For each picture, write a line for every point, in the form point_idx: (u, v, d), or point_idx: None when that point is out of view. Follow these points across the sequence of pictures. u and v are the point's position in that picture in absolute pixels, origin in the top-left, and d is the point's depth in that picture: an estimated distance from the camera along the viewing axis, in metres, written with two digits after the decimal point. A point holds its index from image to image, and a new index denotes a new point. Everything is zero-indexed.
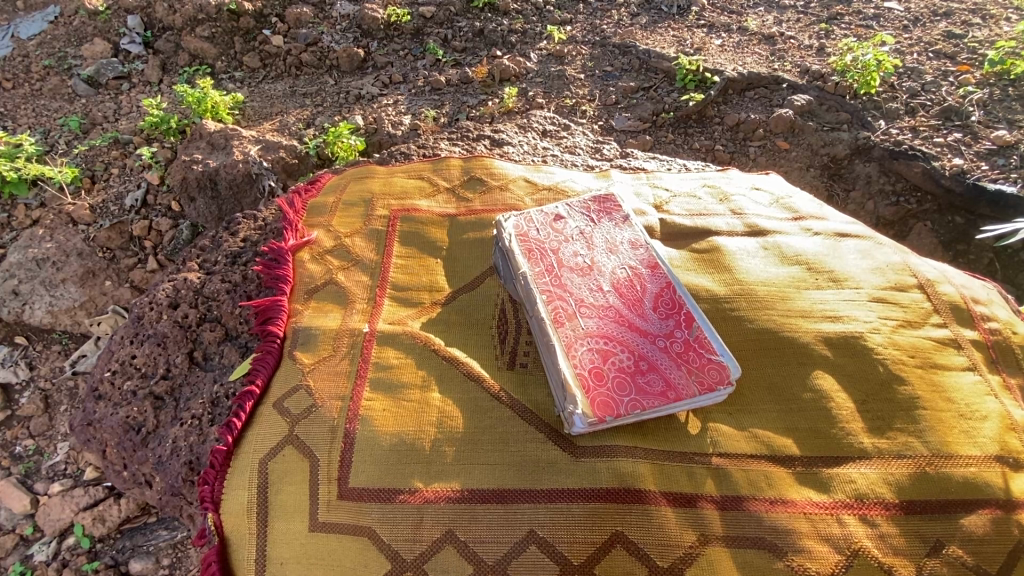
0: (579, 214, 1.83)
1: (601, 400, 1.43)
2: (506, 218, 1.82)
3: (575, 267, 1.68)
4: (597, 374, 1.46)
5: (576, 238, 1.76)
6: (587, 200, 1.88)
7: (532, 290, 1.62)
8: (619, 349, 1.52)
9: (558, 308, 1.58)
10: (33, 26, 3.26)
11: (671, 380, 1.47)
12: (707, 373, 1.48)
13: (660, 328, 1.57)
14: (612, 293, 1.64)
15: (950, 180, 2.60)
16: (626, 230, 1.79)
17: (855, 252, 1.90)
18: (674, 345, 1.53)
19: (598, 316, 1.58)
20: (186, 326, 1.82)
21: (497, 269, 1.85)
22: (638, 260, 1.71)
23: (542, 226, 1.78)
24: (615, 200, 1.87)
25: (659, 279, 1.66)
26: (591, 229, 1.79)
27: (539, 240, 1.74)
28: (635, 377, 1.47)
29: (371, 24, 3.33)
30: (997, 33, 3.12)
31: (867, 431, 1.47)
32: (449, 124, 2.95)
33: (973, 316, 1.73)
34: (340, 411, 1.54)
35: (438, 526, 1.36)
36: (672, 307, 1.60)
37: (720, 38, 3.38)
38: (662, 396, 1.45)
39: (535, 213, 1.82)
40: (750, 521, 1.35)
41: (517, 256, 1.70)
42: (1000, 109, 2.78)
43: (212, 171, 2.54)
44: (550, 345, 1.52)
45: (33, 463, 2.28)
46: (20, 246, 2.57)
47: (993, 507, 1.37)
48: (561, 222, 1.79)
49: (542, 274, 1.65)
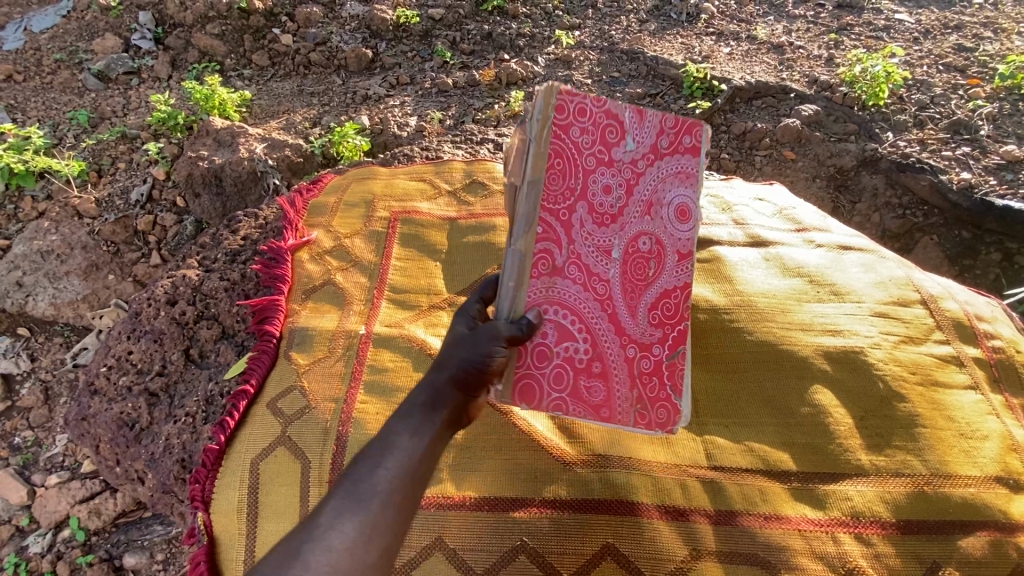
0: (636, 133, 1.33)
1: (524, 380, 1.22)
2: (548, 92, 1.24)
3: (597, 206, 1.30)
4: (537, 351, 1.24)
5: (619, 165, 1.32)
6: (666, 117, 1.35)
7: (529, 219, 1.24)
8: (579, 336, 1.26)
9: (542, 252, 1.25)
10: (47, 20, 3.32)
11: (612, 398, 1.28)
12: (654, 410, 1.29)
13: (641, 335, 1.31)
14: (618, 263, 1.31)
15: (957, 195, 2.58)
16: (682, 189, 1.35)
17: (858, 265, 1.88)
18: (643, 362, 1.31)
19: (582, 282, 1.28)
20: (183, 324, 1.82)
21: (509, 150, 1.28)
22: (671, 235, 1.35)
23: (588, 130, 1.29)
24: (700, 134, 1.35)
25: (679, 272, 1.35)
26: (642, 162, 1.34)
27: (575, 147, 1.28)
28: (580, 377, 1.26)
29: (380, 25, 3.33)
30: (1008, 47, 3.10)
31: (866, 448, 1.45)
32: (455, 127, 2.96)
33: (976, 334, 1.71)
34: (333, 413, 1.54)
35: (428, 532, 1.34)
36: (667, 316, 1.33)
37: (729, 47, 3.37)
38: (591, 412, 1.25)
39: (589, 103, 1.29)
40: (743, 537, 1.33)
41: (532, 160, 1.24)
42: (1010, 124, 2.75)
43: (217, 168, 2.55)
44: (515, 297, 1.22)
45: (31, 454, 2.28)
46: (25, 238, 2.57)
47: (993, 529, 1.34)
48: (613, 133, 1.31)
49: (551, 201, 1.26)
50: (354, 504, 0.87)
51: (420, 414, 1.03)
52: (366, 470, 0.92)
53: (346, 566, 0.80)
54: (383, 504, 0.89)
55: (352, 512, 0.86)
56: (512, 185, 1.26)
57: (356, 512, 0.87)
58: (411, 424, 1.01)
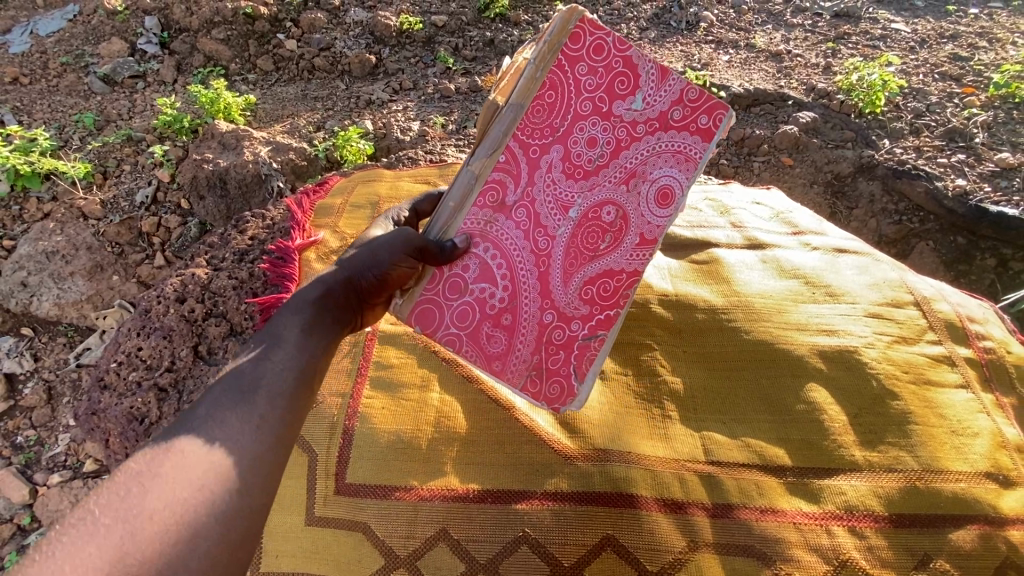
0: (650, 93, 1.34)
1: (427, 306, 1.38)
2: (566, 19, 1.34)
3: (573, 161, 1.38)
4: (453, 283, 1.38)
5: (615, 119, 1.36)
6: (692, 88, 1.32)
7: (494, 145, 1.39)
8: (501, 281, 1.38)
9: (495, 182, 1.40)
10: (53, 24, 3.38)
11: (510, 354, 1.37)
12: (547, 385, 1.35)
13: (562, 304, 1.37)
14: (571, 225, 1.38)
15: (952, 201, 2.63)
16: (675, 170, 1.33)
17: (853, 267, 1.93)
18: (557, 334, 1.36)
19: (525, 229, 1.39)
20: (192, 321, 1.86)
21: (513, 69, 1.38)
22: (642, 214, 1.35)
23: (596, 72, 1.36)
24: (721, 119, 1.31)
25: (633, 257, 1.36)
26: (643, 125, 1.35)
27: (575, 85, 1.36)
28: (486, 323, 1.37)
29: (384, 31, 3.39)
30: (1002, 57, 3.17)
31: (859, 444, 1.49)
32: (457, 132, 3.01)
33: (968, 335, 1.75)
34: (340, 408, 1.57)
35: (432, 523, 1.38)
36: (599, 296, 1.36)
37: (728, 55, 3.43)
38: (482, 357, 1.37)
39: (609, 45, 1.35)
40: (740, 529, 1.37)
41: (523, 85, 1.37)
42: (1004, 132, 2.81)
43: (222, 170, 2.60)
44: (454, 217, 1.41)
45: (34, 453, 2.31)
46: (31, 238, 2.61)
47: (982, 523, 1.37)
48: (623, 85, 1.35)
49: (526, 133, 1.39)
50: (241, 401, 1.04)
51: (317, 321, 1.21)
52: (252, 368, 1.09)
53: (225, 445, 0.97)
54: (268, 402, 1.06)
55: (235, 401, 1.03)
56: (497, 104, 1.39)
57: (239, 403, 1.03)
58: (302, 336, 1.18)
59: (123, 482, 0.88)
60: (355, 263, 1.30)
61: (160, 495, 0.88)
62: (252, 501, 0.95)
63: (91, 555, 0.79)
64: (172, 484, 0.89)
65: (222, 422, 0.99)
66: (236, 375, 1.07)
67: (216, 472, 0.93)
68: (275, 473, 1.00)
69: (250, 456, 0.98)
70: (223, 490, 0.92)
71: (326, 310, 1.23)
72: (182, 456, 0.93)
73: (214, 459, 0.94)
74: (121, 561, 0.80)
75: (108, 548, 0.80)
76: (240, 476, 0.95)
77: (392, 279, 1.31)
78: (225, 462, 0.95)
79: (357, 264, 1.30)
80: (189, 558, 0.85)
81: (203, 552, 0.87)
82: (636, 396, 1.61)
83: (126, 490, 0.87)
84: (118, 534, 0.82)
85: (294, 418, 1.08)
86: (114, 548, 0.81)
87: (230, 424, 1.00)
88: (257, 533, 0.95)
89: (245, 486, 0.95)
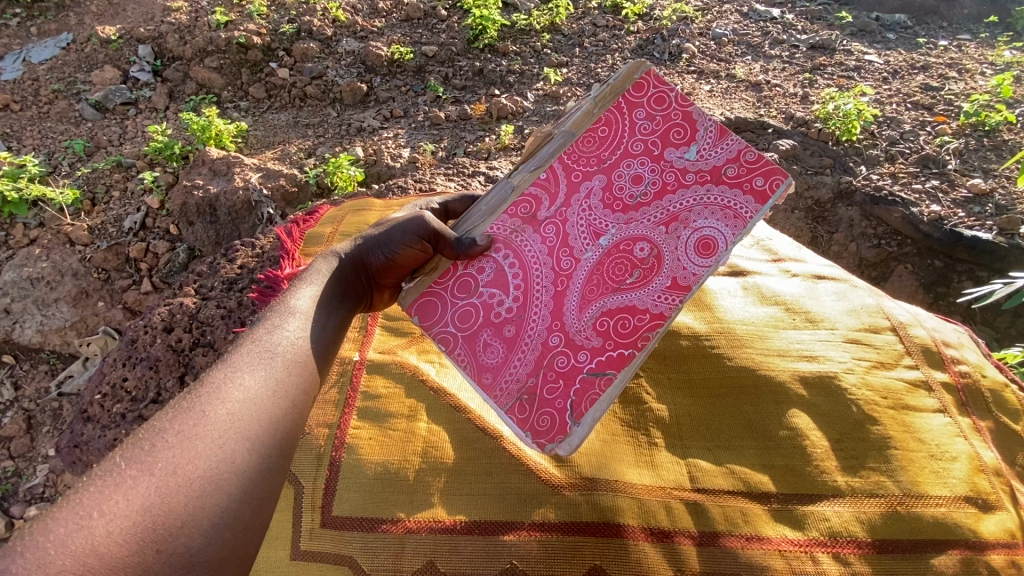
0: (706, 148, 1.41)
1: (431, 299, 1.43)
2: (633, 70, 1.49)
3: (615, 191, 1.44)
4: (463, 282, 1.43)
5: (665, 163, 1.43)
6: (751, 152, 1.38)
7: (540, 162, 1.49)
8: (515, 292, 1.40)
9: (530, 198, 1.48)
10: (45, 51, 3.44)
11: (504, 369, 1.34)
12: (537, 415, 1.28)
13: (572, 330, 1.34)
14: (598, 254, 1.40)
15: (928, 226, 2.72)
16: (720, 224, 1.35)
17: (832, 293, 1.98)
18: (562, 358, 1.32)
19: (549, 248, 1.42)
20: (178, 351, 1.87)
21: (575, 108, 1.52)
22: (677, 259, 1.35)
23: (654, 120, 1.46)
24: (777, 185, 1.34)
25: (658, 300, 1.33)
26: (693, 175, 1.40)
27: (631, 126, 1.47)
28: (487, 332, 1.38)
29: (375, 61, 3.46)
30: (971, 87, 3.32)
31: (841, 470, 1.51)
32: (446, 159, 3.08)
33: (943, 359, 1.79)
34: (327, 439, 1.58)
35: (419, 556, 1.37)
36: (612, 331, 1.32)
37: (709, 84, 3.56)
38: (475, 364, 1.35)
39: (671, 99, 1.47)
40: (727, 558, 1.37)
41: (579, 115, 1.49)
42: (975, 159, 2.92)
43: (212, 197, 2.63)
44: (482, 220, 1.47)
45: (11, 485, 2.25)
46: (15, 264, 2.60)
47: (962, 548, 1.40)
48: (680, 136, 1.44)
49: (573, 159, 1.49)
50: (259, 367, 1.14)
51: (330, 301, 1.39)
52: (270, 338, 1.21)
53: (245, 403, 1.06)
54: (284, 370, 1.16)
55: (261, 364, 1.14)
56: (550, 132, 1.52)
57: (264, 367, 1.14)
58: (314, 312, 1.34)
59: (148, 438, 0.95)
60: (370, 244, 1.49)
61: (183, 450, 0.94)
62: (268, 459, 1.02)
63: (119, 503, 0.85)
64: (195, 440, 0.96)
65: (242, 386, 1.08)
66: (256, 344, 1.19)
67: (238, 429, 1.01)
68: (289, 435, 1.08)
69: (266, 418, 1.06)
70: (241, 448, 1.00)
71: (339, 289, 1.43)
72: (203, 416, 1.00)
73: (234, 419, 1.02)
74: (148, 510, 0.86)
75: (135, 498, 0.87)
76: (257, 437, 1.03)
77: (401, 260, 1.45)
78: (246, 419, 1.04)
79: (369, 245, 1.48)
80: (211, 511, 0.91)
81: (224, 506, 0.93)
82: (622, 423, 1.63)
83: (151, 446, 0.94)
84: (145, 486, 0.88)
85: (307, 386, 1.18)
86: (140, 498, 0.87)
87: (249, 388, 1.09)
88: (274, 493, 1.01)
89: (261, 444, 1.02)
